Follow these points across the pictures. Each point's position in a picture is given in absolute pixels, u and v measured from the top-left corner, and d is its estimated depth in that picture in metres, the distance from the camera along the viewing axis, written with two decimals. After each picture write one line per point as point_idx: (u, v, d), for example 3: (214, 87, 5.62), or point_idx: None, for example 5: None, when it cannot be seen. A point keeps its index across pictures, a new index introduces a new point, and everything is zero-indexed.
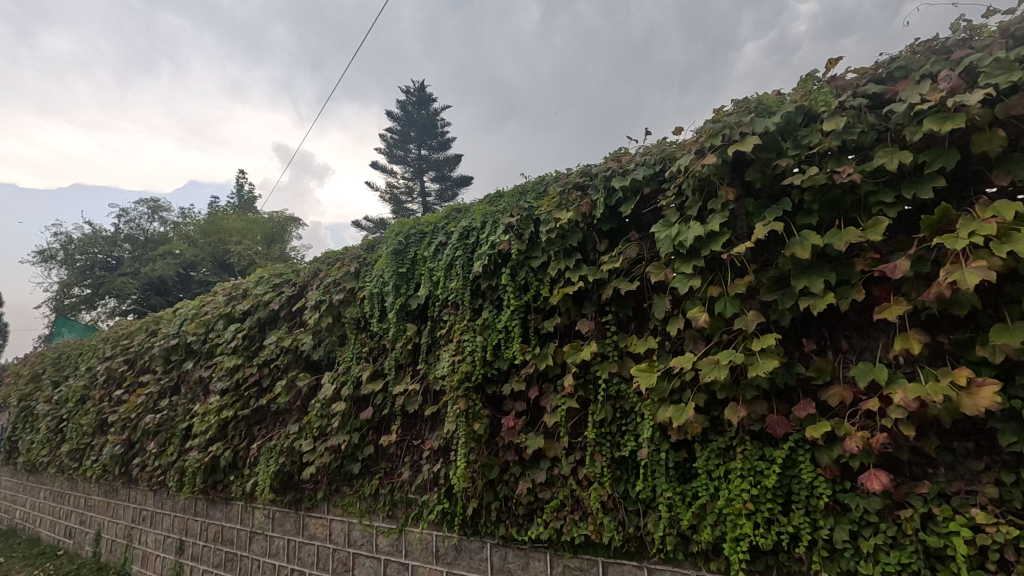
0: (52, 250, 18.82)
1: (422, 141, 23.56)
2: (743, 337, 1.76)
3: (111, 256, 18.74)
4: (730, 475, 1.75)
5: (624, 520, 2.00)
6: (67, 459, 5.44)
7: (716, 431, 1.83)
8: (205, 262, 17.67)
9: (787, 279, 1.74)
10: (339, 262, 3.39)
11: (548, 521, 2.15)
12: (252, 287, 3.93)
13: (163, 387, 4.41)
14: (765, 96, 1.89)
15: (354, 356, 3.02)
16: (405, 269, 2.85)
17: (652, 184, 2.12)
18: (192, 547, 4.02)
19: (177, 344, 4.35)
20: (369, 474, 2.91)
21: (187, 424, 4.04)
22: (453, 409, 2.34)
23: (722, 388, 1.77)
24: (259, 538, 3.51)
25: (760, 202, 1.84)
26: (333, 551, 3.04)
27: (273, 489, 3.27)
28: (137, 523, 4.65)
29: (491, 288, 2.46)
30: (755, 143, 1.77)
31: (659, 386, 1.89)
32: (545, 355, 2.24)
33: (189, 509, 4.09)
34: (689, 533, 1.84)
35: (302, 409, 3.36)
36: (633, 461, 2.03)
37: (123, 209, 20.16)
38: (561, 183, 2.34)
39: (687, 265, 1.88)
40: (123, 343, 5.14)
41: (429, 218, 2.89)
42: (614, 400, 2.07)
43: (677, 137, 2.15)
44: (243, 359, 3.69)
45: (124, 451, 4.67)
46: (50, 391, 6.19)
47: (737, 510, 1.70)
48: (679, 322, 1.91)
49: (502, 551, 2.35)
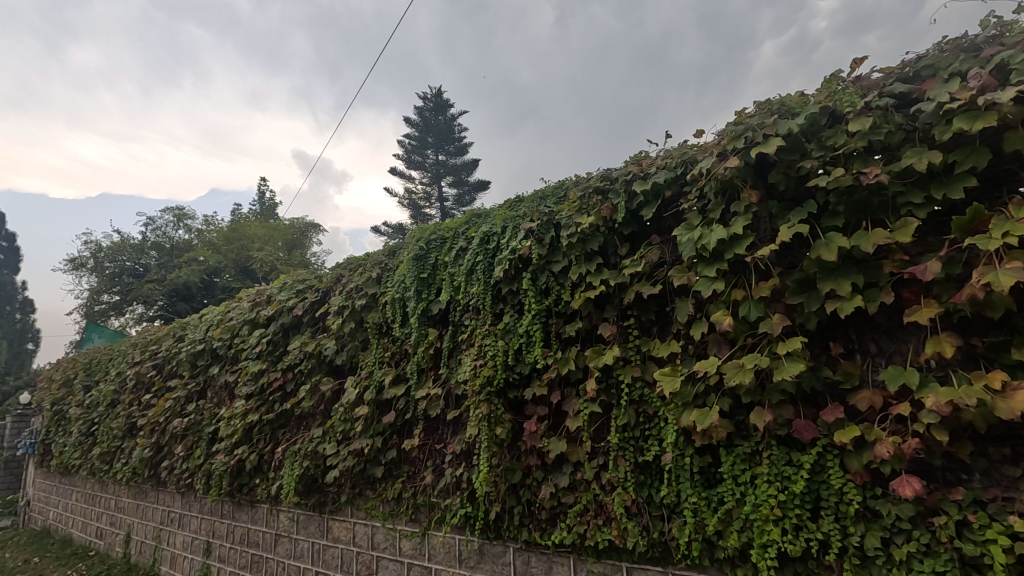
0: (81, 258, 19.31)
1: (440, 147, 23.74)
2: (767, 340, 1.74)
3: (138, 265, 19.28)
4: (757, 480, 1.73)
5: (649, 525, 1.99)
6: (99, 462, 5.58)
7: (741, 436, 1.81)
8: (227, 269, 18.00)
9: (813, 282, 1.72)
10: (360, 267, 3.43)
11: (571, 526, 2.15)
12: (276, 292, 3.99)
13: (189, 391, 4.51)
14: (789, 97, 1.87)
15: (377, 361, 3.05)
16: (427, 275, 2.88)
17: (674, 187, 2.12)
18: (219, 549, 4.09)
19: (203, 348, 4.45)
20: (392, 478, 2.93)
21: (213, 428, 4.12)
22: (475, 413, 2.35)
23: (747, 393, 1.76)
24: (284, 540, 3.56)
25: (784, 204, 1.83)
26: (357, 554, 3.07)
27: (297, 492, 3.32)
28: (166, 525, 4.74)
29: (512, 292, 2.47)
30: (778, 146, 1.76)
31: (683, 391, 1.88)
32: (567, 359, 2.24)
33: (216, 511, 4.17)
34: (715, 539, 1.83)
35: (325, 413, 3.40)
36: (656, 466, 2.02)
37: (151, 217, 20.66)
38: (582, 187, 2.35)
39: (710, 268, 1.87)
40: (151, 349, 5.26)
41: (450, 224, 2.92)
42: (637, 404, 2.07)
43: (699, 140, 2.14)
44: (268, 364, 3.76)
45: (153, 454, 4.78)
46: (81, 395, 6.35)
47: (764, 516, 1.68)
48: (702, 325, 1.90)
49: (525, 555, 2.35)
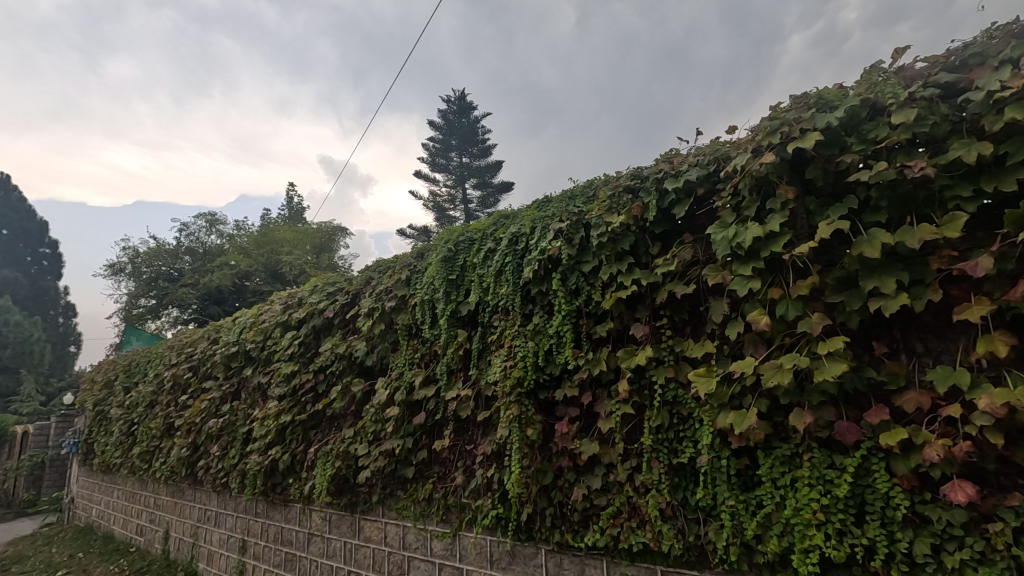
0: (119, 264, 19.98)
1: (464, 149, 23.90)
2: (807, 340, 1.69)
3: (173, 268, 19.82)
4: (797, 483, 1.69)
5: (684, 528, 1.96)
6: (139, 461, 5.76)
7: (780, 438, 1.77)
8: (258, 273, 18.37)
9: (854, 280, 1.67)
10: (389, 270, 3.47)
11: (604, 528, 2.13)
12: (307, 295, 4.06)
13: (224, 392, 4.62)
14: (827, 90, 1.82)
15: (407, 362, 3.08)
16: (455, 276, 2.89)
17: (706, 185, 2.08)
18: (254, 547, 4.17)
19: (237, 350, 4.56)
20: (423, 479, 2.95)
21: (247, 428, 4.21)
22: (506, 414, 2.35)
23: (785, 394, 1.71)
24: (317, 539, 3.61)
25: (822, 200, 1.78)
26: (389, 554, 3.09)
27: (329, 492, 3.37)
28: (202, 523, 4.86)
29: (542, 293, 2.46)
30: (816, 140, 1.72)
31: (718, 392, 1.85)
32: (598, 360, 2.23)
33: (251, 510, 4.25)
34: (754, 543, 1.78)
35: (356, 413, 3.45)
36: (691, 468, 1.99)
37: (184, 223, 21.27)
38: (612, 186, 2.33)
39: (745, 266, 1.83)
40: (187, 351, 5.41)
41: (478, 226, 2.93)
42: (670, 406, 2.04)
43: (732, 137, 2.11)
44: (300, 365, 3.83)
45: (190, 454, 4.91)
46: (122, 396, 6.57)
47: (807, 520, 1.64)
48: (738, 325, 1.87)
49: (557, 557, 2.34)
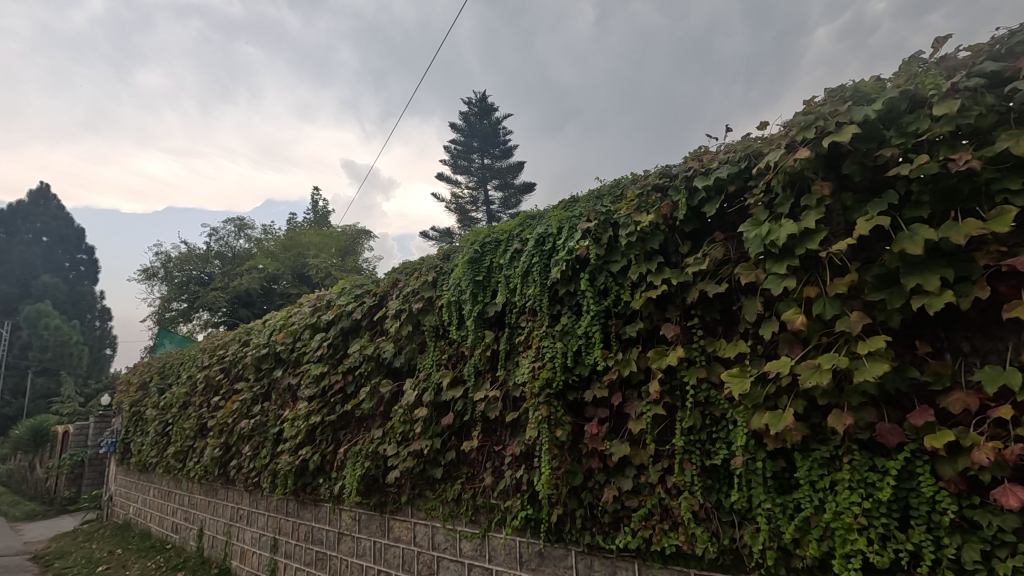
0: (153, 268, 20.62)
1: (485, 150, 23.99)
2: (845, 339, 1.65)
3: (203, 272, 20.33)
4: (836, 486, 1.65)
5: (718, 531, 1.93)
6: (174, 461, 5.92)
7: (817, 440, 1.73)
8: (285, 276, 18.67)
9: (895, 277, 1.62)
10: (416, 271, 3.49)
11: (635, 530, 2.11)
12: (335, 297, 4.12)
13: (255, 394, 4.71)
14: (864, 83, 1.77)
15: (434, 363, 3.10)
16: (482, 277, 2.90)
17: (737, 182, 2.04)
18: (285, 546, 4.24)
19: (267, 352, 4.65)
20: (451, 479, 2.96)
21: (278, 429, 4.29)
22: (536, 415, 2.35)
23: (823, 394, 1.67)
24: (346, 539, 3.65)
25: (860, 195, 1.74)
26: (418, 554, 3.12)
27: (358, 492, 3.41)
28: (235, 522, 4.97)
29: (570, 294, 2.44)
30: (853, 134, 1.68)
31: (752, 393, 1.81)
32: (628, 361, 2.21)
33: (282, 509, 4.33)
34: (792, 547, 1.74)
35: (385, 414, 3.48)
36: (725, 470, 1.95)
37: (214, 228, 21.80)
38: (640, 185, 2.31)
39: (779, 265, 1.80)
40: (219, 353, 5.54)
41: (504, 227, 2.93)
42: (702, 407, 2.01)
43: (763, 133, 2.07)
44: (329, 367, 3.89)
45: (223, 454, 5.02)
46: (157, 397, 6.76)
47: (847, 524, 1.60)
48: (772, 325, 1.83)
49: (588, 559, 2.32)
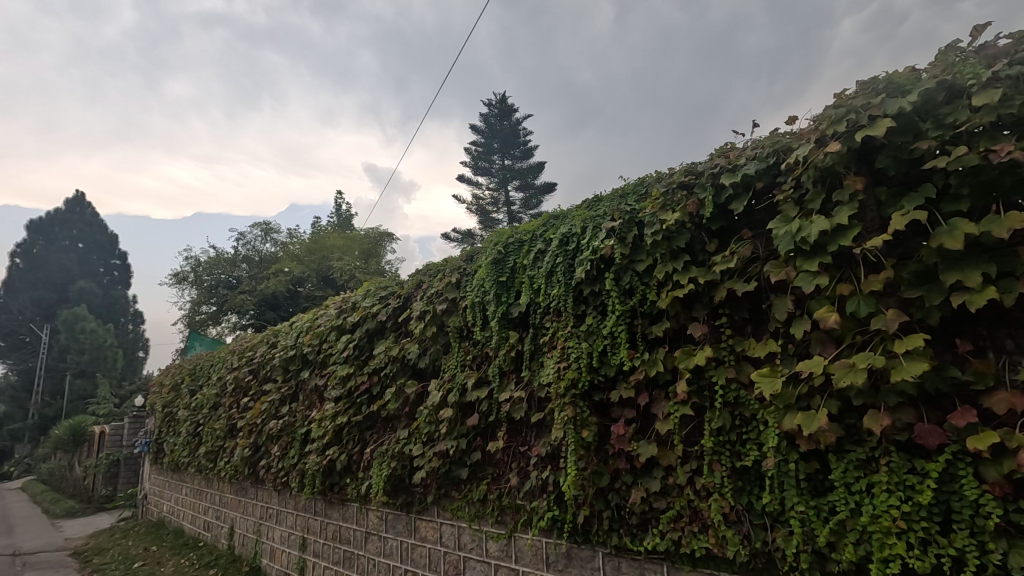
0: (184, 273, 21.17)
1: (506, 151, 23.99)
2: (880, 338, 1.61)
3: (231, 276, 20.78)
4: (873, 489, 1.60)
5: (750, 534, 1.90)
6: (205, 460, 6.06)
7: (853, 441, 1.68)
8: (310, 279, 18.96)
9: (933, 274, 1.57)
10: (440, 273, 3.51)
11: (664, 532, 2.09)
12: (360, 299, 4.16)
13: (283, 395, 4.79)
14: (898, 74, 1.73)
15: (459, 364, 3.12)
16: (506, 278, 2.90)
17: (766, 178, 2.01)
18: (314, 545, 4.30)
19: (295, 354, 4.73)
20: (476, 479, 2.97)
21: (306, 429, 4.35)
22: (561, 416, 2.34)
23: (858, 395, 1.63)
24: (373, 538, 3.69)
25: (895, 189, 1.69)
26: (444, 554, 3.13)
27: (385, 492, 3.44)
28: (265, 521, 5.06)
29: (594, 294, 2.43)
30: (886, 126, 1.64)
31: (784, 393, 1.77)
32: (654, 361, 2.19)
33: (310, 508, 4.39)
34: (827, 551, 1.71)
35: (410, 415, 3.50)
36: (756, 471, 1.92)
37: (241, 233, 22.28)
38: (665, 183, 2.29)
39: (811, 262, 1.76)
40: (247, 355, 5.65)
41: (528, 227, 2.92)
42: (732, 407, 1.97)
43: (792, 128, 2.03)
44: (355, 368, 3.94)
45: (252, 454, 5.12)
46: (188, 398, 6.93)
47: (886, 528, 1.55)
48: (804, 324, 1.79)
49: (615, 560, 2.31)
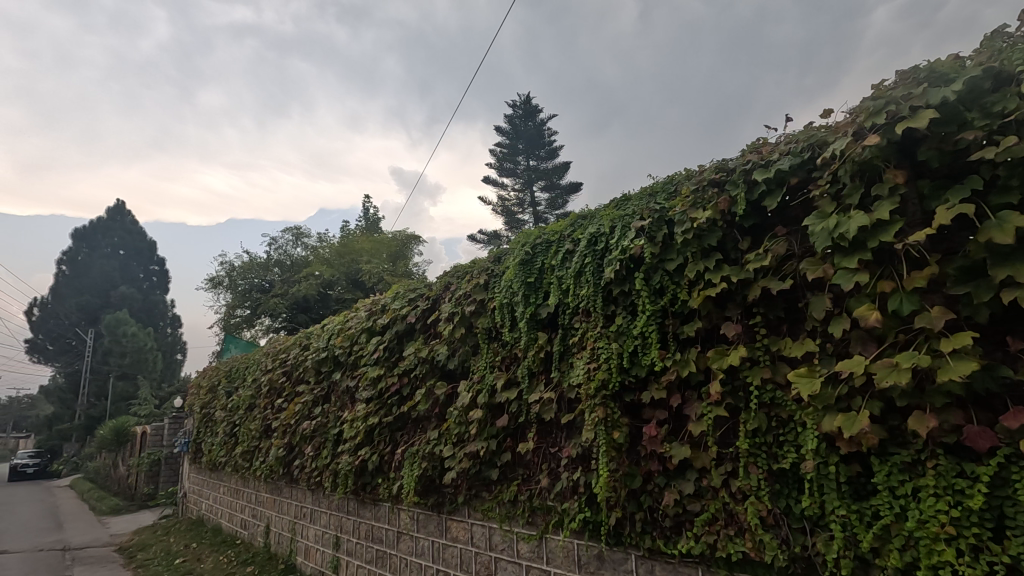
0: (219, 277, 21.80)
1: (531, 151, 23.98)
2: (925, 337, 1.55)
3: (264, 280, 21.30)
4: (919, 493, 1.55)
5: (788, 538, 1.85)
6: (241, 460, 6.22)
7: (896, 443, 1.63)
8: (340, 281, 19.28)
9: (981, 269, 1.51)
10: (468, 274, 3.53)
11: (698, 535, 2.05)
12: (389, 301, 4.22)
13: (315, 396, 4.88)
14: (941, 62, 1.67)
15: (488, 365, 3.13)
16: (534, 279, 2.89)
17: (800, 173, 1.96)
18: (347, 544, 4.37)
19: (327, 356, 4.81)
20: (507, 481, 2.97)
21: (338, 430, 4.43)
22: (592, 417, 2.32)
23: (902, 395, 1.58)
24: (405, 538, 3.73)
25: (938, 182, 1.63)
26: (476, 554, 3.15)
27: (416, 492, 3.47)
28: (300, 519, 5.16)
29: (624, 293, 2.40)
30: (929, 117, 1.58)
31: (823, 394, 1.73)
32: (686, 361, 2.15)
33: (343, 508, 4.46)
34: (870, 556, 1.65)
35: (440, 415, 3.53)
36: (794, 474, 1.87)
37: (273, 238, 22.82)
38: (695, 181, 2.26)
39: (849, 259, 1.71)
40: (281, 357, 5.78)
41: (555, 227, 2.91)
42: (768, 408, 1.93)
43: (827, 121, 1.97)
44: (386, 369, 3.99)
45: (286, 454, 5.23)
46: (225, 399, 7.12)
47: (934, 534, 1.50)
48: (843, 322, 1.74)
49: (649, 563, 2.28)
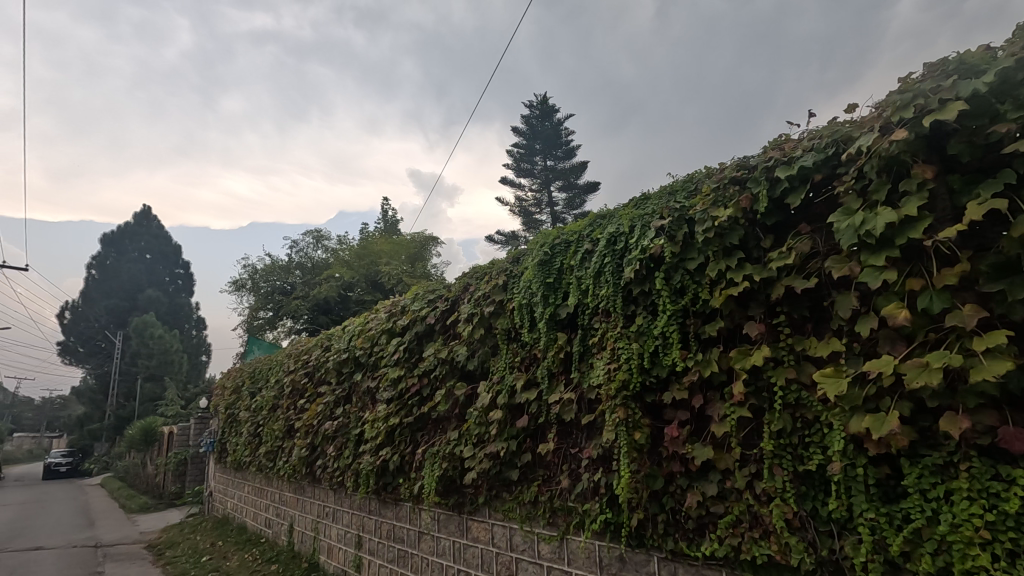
0: (242, 280, 22.19)
1: (548, 151, 23.95)
2: (957, 336, 1.51)
3: (286, 282, 21.62)
4: (952, 496, 1.51)
5: (815, 541, 1.82)
6: (265, 460, 6.32)
7: (927, 445, 1.59)
8: (360, 283, 19.47)
9: (1015, 266, 1.47)
10: (487, 275, 3.53)
11: (722, 538, 2.03)
12: (409, 303, 4.25)
13: (337, 397, 4.94)
14: (971, 53, 1.62)
15: (508, 365, 3.14)
16: (553, 279, 2.88)
17: (824, 170, 1.92)
18: (369, 543, 4.41)
19: (348, 357, 4.87)
20: (527, 481, 2.97)
21: (359, 430, 4.48)
22: (612, 417, 2.31)
23: (933, 396, 1.54)
24: (426, 537, 3.75)
25: (969, 177, 1.59)
26: (497, 555, 3.15)
27: (437, 492, 3.49)
28: (322, 518, 5.22)
29: (644, 293, 2.39)
30: (959, 111, 1.54)
31: (850, 394, 1.69)
32: (708, 361, 2.13)
33: (365, 507, 4.51)
34: (901, 561, 1.62)
35: (460, 416, 3.54)
36: (821, 476, 1.83)
37: (294, 241, 23.16)
38: (716, 179, 2.23)
39: (877, 256, 1.67)
40: (303, 358, 5.86)
41: (574, 227, 2.90)
42: (793, 409, 1.90)
43: (852, 116, 1.94)
44: (406, 370, 4.02)
45: (309, 454, 5.30)
46: (249, 400, 7.24)
47: (968, 539, 1.46)
48: (870, 321, 1.70)
49: (671, 565, 2.26)
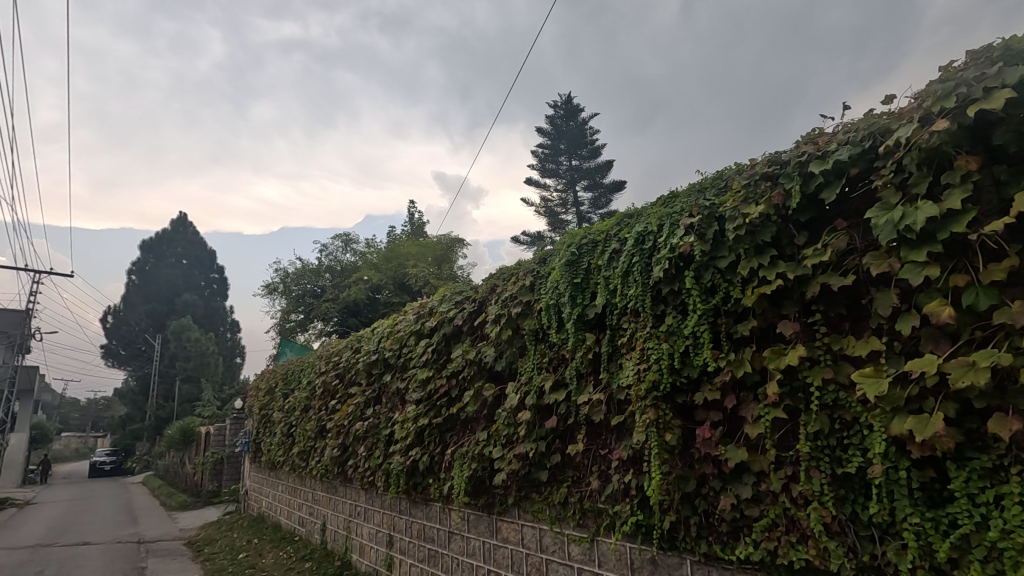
0: (274, 284, 22.71)
1: (572, 151, 23.89)
2: (1006, 334, 1.45)
3: (316, 286, 22.05)
4: (1003, 501, 1.45)
5: (856, 546, 1.76)
6: (298, 459, 6.45)
7: (975, 447, 1.53)
8: (388, 285, 19.72)
9: None
10: (513, 276, 3.54)
11: (758, 541, 1.99)
12: (437, 304, 4.28)
13: (367, 398, 5.01)
14: (1017, 39, 1.56)
15: (536, 366, 3.13)
16: (580, 280, 2.87)
17: (860, 164, 1.87)
18: (399, 542, 4.46)
19: (377, 359, 4.94)
20: (557, 483, 2.96)
21: (389, 431, 4.54)
22: (643, 418, 2.29)
23: (981, 396, 1.48)
24: (456, 537, 3.78)
25: (1017, 167, 1.53)
26: (526, 556, 3.15)
27: (466, 492, 3.51)
28: (354, 518, 5.31)
29: (674, 293, 2.35)
30: (1005, 99, 1.48)
31: (891, 394, 1.64)
32: (741, 361, 2.09)
33: (395, 507, 4.56)
34: (948, 568, 1.56)
35: (488, 417, 3.56)
36: (860, 479, 1.78)
37: (324, 245, 23.60)
38: (747, 175, 2.19)
39: (918, 252, 1.62)
40: (333, 359, 5.97)
41: (601, 227, 2.88)
42: (830, 410, 1.85)
43: (889, 107, 1.88)
44: (434, 371, 4.06)
45: (340, 454, 5.40)
46: (282, 401, 7.41)
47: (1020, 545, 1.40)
48: (912, 319, 1.64)
49: (705, 569, 2.22)
